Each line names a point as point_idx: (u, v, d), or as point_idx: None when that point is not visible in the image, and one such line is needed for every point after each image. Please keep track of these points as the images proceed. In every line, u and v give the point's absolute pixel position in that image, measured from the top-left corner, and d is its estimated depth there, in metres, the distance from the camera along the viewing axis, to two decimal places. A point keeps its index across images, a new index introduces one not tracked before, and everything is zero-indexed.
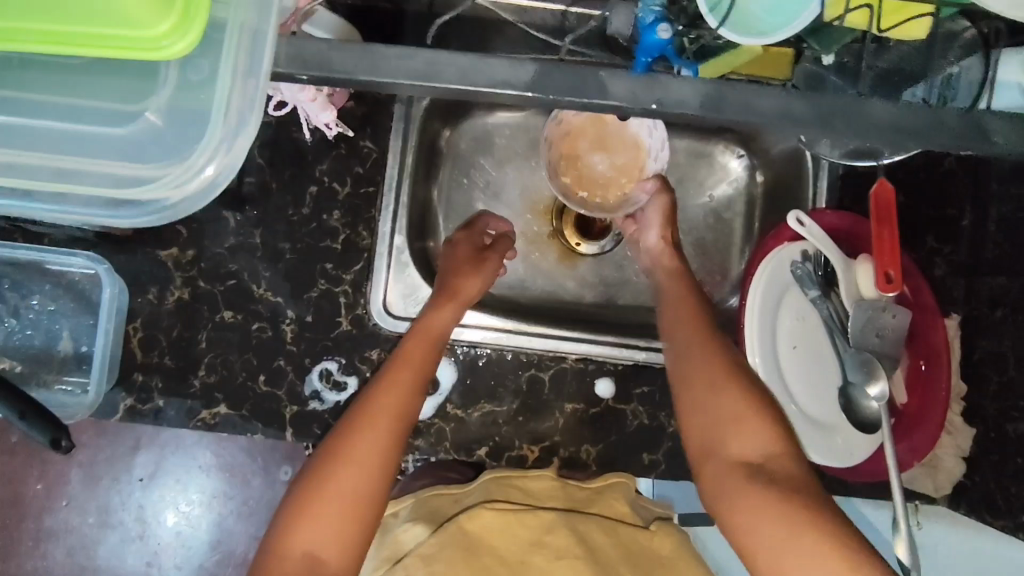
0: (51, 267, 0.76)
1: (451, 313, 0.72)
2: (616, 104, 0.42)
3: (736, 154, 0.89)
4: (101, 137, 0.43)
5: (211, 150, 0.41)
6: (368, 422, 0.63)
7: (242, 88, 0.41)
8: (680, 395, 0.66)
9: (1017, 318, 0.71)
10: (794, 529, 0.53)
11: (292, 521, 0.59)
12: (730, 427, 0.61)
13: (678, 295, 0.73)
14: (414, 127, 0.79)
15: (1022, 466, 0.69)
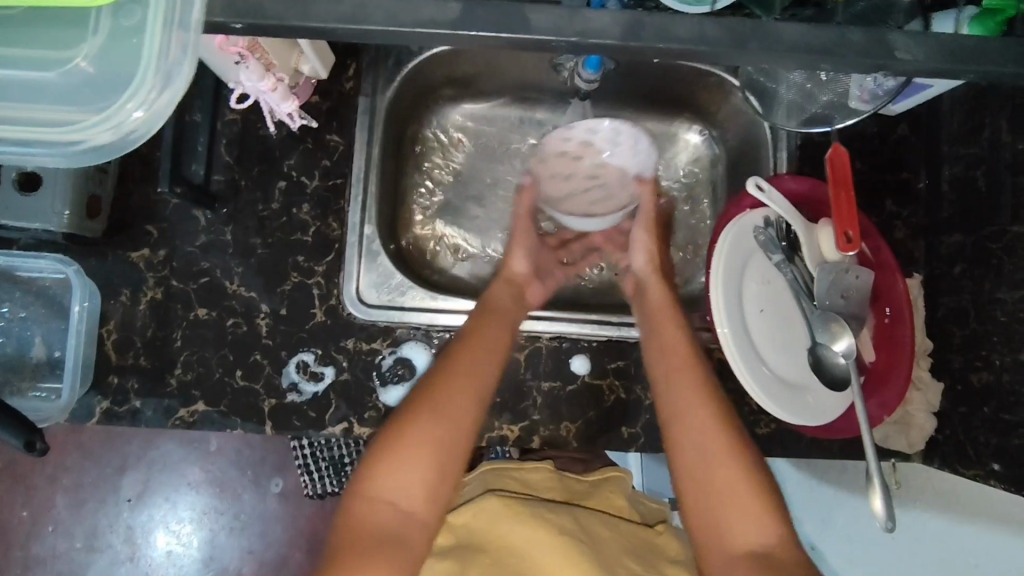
0: (20, 274, 0.76)
1: (508, 290, 0.79)
2: (540, 38, 0.38)
3: (695, 129, 0.92)
4: (23, 82, 0.40)
5: (139, 94, 0.39)
6: (459, 377, 0.65)
7: (173, 40, 0.39)
8: (680, 472, 0.64)
9: (976, 272, 0.73)
10: None
11: (381, 464, 0.60)
12: (732, 513, 0.60)
13: (672, 350, 0.71)
14: (380, 120, 0.80)
15: (988, 415, 0.71)
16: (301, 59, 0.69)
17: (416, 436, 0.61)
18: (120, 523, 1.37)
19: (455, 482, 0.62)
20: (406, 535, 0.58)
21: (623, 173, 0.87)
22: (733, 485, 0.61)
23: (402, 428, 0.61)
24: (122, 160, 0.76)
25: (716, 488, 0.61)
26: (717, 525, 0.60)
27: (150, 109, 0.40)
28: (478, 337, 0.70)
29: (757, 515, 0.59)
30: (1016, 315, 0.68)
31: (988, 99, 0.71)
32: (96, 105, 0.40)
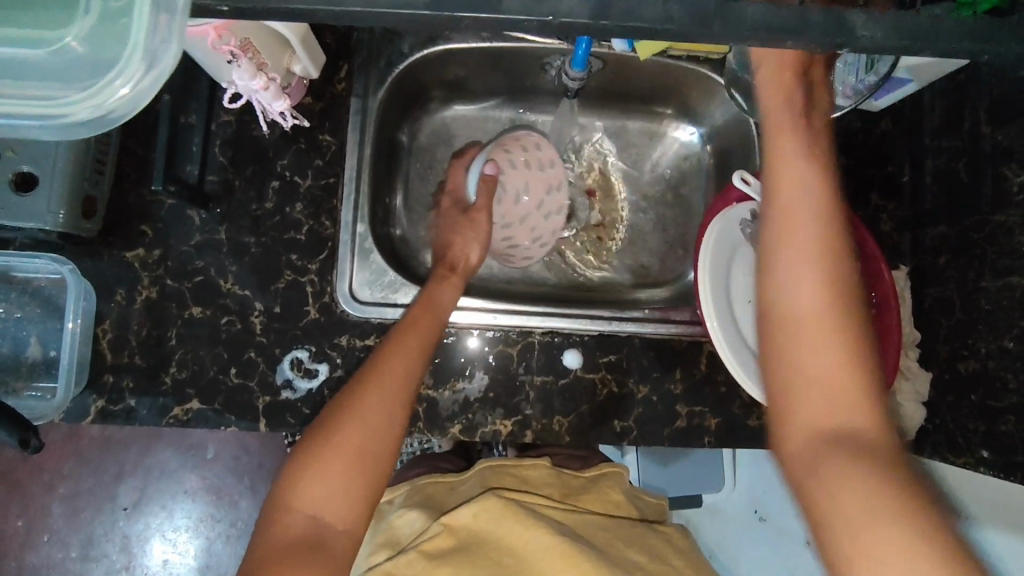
0: (17, 274, 0.76)
1: (452, 289, 0.77)
2: (514, 19, 0.34)
3: (682, 127, 0.94)
4: (12, 62, 0.39)
5: (124, 69, 0.36)
6: (377, 387, 0.65)
7: (162, 22, 0.36)
8: (777, 331, 0.52)
9: (960, 261, 0.74)
10: (867, 512, 0.44)
11: (295, 478, 0.60)
12: (822, 377, 0.49)
13: (794, 225, 0.52)
14: (372, 120, 0.81)
15: (975, 403, 0.72)
16: (292, 59, 0.71)
17: (330, 449, 0.61)
18: (116, 531, 1.37)
19: (374, 493, 0.62)
20: (325, 543, 0.58)
21: (545, 207, 0.85)
22: (829, 358, 0.49)
23: (319, 441, 0.61)
24: (117, 161, 0.77)
25: (804, 336, 0.50)
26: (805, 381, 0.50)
27: (134, 90, 0.37)
28: (402, 344, 0.68)
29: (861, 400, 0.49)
30: (1000, 302, 0.69)
31: (967, 92, 0.73)
32: (79, 82, 0.38)
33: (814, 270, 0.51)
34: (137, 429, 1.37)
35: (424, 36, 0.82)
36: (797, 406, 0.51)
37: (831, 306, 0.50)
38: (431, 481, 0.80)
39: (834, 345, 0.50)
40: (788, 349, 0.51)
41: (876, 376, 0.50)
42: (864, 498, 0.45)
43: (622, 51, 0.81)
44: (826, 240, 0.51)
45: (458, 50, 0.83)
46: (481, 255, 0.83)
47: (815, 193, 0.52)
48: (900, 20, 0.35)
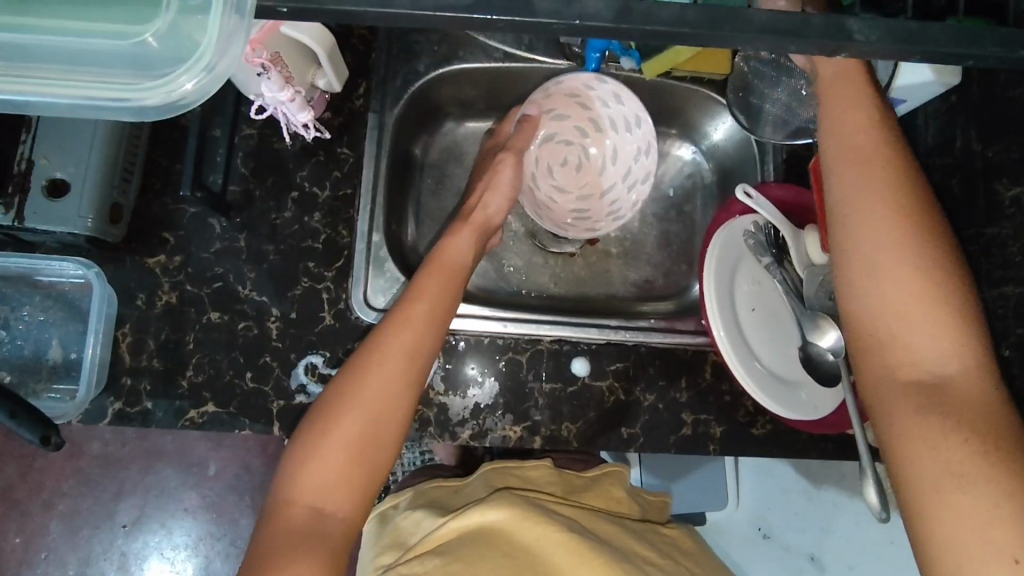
0: (41, 279, 0.79)
1: (466, 239, 0.78)
2: (543, 22, 0.38)
3: (686, 145, 0.98)
4: (94, 50, 0.43)
5: (191, 66, 0.41)
6: (383, 359, 0.65)
7: (230, 24, 0.40)
8: (841, 286, 0.55)
9: None
10: (954, 455, 0.47)
11: (301, 458, 0.62)
12: (891, 330, 0.52)
13: (865, 194, 0.54)
14: (388, 135, 0.85)
15: None
16: (318, 73, 0.74)
17: (335, 431, 0.62)
18: (114, 550, 1.36)
19: (377, 470, 0.64)
20: (325, 529, 0.60)
21: (633, 175, 0.89)
22: (888, 324, 0.52)
23: (326, 419, 0.63)
24: (144, 171, 0.80)
25: (879, 306, 0.53)
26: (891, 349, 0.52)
27: (202, 82, 0.41)
28: (407, 313, 0.68)
29: (953, 350, 0.50)
30: (996, 312, 0.71)
31: (959, 111, 0.76)
32: (151, 72, 0.42)
33: (886, 235, 0.53)
34: (139, 445, 1.37)
35: (439, 56, 0.86)
36: (869, 374, 0.54)
37: (905, 265, 0.52)
38: (435, 486, 0.81)
39: (902, 309, 0.52)
40: (855, 325, 0.54)
41: (955, 319, 0.51)
42: (934, 445, 0.48)
43: (629, 71, 0.86)
44: (895, 201, 0.54)
45: (472, 70, 0.87)
46: (502, 206, 0.83)
47: (863, 174, 0.55)
48: (895, 26, 0.39)
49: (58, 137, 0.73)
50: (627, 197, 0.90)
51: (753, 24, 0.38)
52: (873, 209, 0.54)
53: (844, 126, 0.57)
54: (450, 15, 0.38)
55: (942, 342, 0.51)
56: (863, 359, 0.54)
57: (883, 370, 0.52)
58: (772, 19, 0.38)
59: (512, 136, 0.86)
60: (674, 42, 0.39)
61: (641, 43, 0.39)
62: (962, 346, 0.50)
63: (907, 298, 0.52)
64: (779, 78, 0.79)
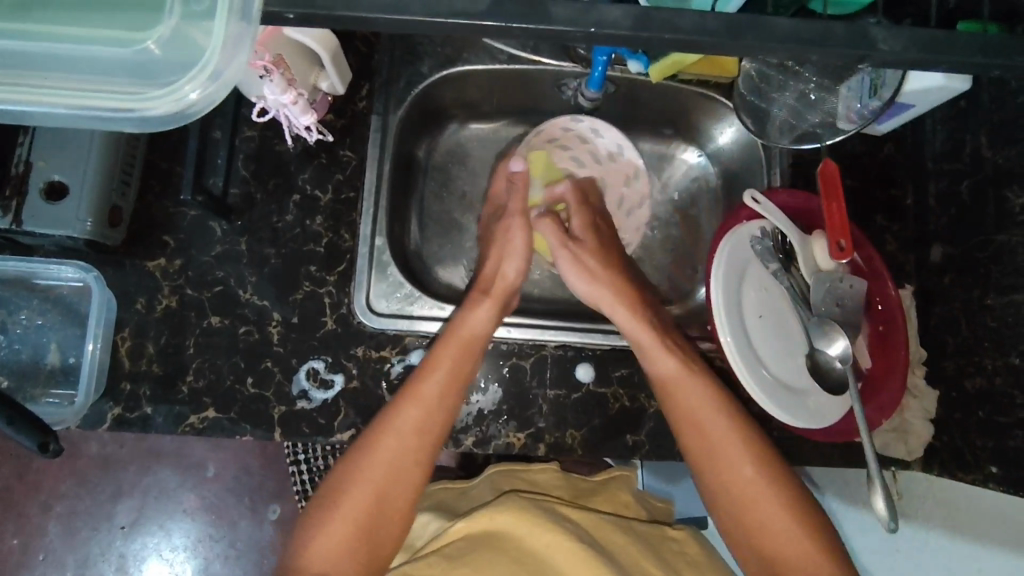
0: (39, 282, 0.78)
1: (486, 309, 0.75)
2: (559, 29, 0.37)
3: (692, 149, 0.97)
4: (100, 59, 0.42)
5: (196, 74, 0.40)
6: (389, 448, 0.67)
7: (234, 29, 0.39)
8: (746, 526, 0.69)
9: (965, 282, 0.77)
10: None
11: (310, 530, 0.65)
12: (783, 551, 0.66)
13: (721, 434, 0.71)
14: (391, 138, 0.84)
15: (983, 419, 0.73)
16: (320, 76, 0.73)
17: (342, 506, 0.65)
18: (112, 551, 1.35)
19: (382, 548, 0.66)
20: None
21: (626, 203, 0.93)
22: (784, 533, 0.67)
23: (335, 497, 0.66)
24: (144, 173, 0.79)
25: (739, 480, 0.70)
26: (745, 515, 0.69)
27: (206, 90, 0.40)
28: (419, 391, 0.69)
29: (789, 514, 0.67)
30: (1005, 319, 0.71)
31: (970, 116, 0.75)
32: (155, 81, 0.41)
33: (767, 487, 0.69)
34: (138, 447, 1.36)
35: (443, 57, 0.85)
36: None
37: (768, 487, 0.69)
38: (442, 488, 0.82)
39: (796, 528, 0.67)
40: (750, 530, 0.68)
41: (822, 527, 0.67)
42: None
43: (634, 74, 0.84)
44: (772, 479, 0.69)
45: (477, 72, 0.86)
46: (520, 271, 0.81)
47: (753, 463, 0.70)
48: (918, 36, 0.38)
49: (56, 139, 0.72)
50: (627, 224, 0.94)
51: (773, 32, 0.37)
52: (713, 418, 0.72)
53: (655, 349, 0.75)
54: (462, 21, 0.37)
55: (781, 508, 0.68)
56: (766, 553, 0.67)
57: None
58: (793, 28, 0.38)
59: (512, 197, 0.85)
60: (692, 50, 0.38)
61: (660, 50, 0.38)
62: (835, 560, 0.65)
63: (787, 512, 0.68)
64: (787, 82, 0.80)
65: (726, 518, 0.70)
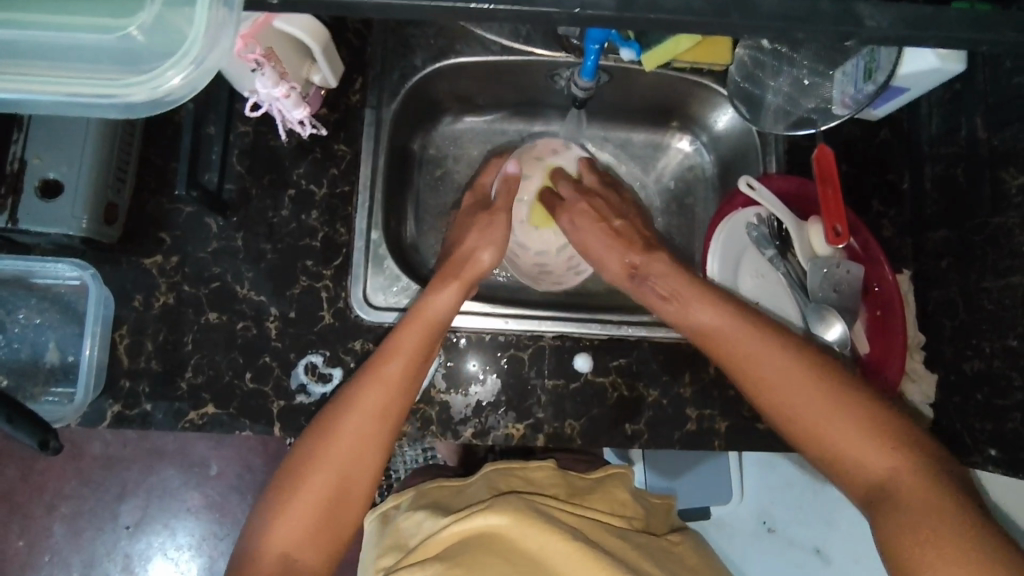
0: (37, 281, 0.78)
1: (451, 292, 0.74)
2: (544, 11, 0.37)
3: (686, 138, 0.97)
4: (81, 46, 0.42)
5: (181, 60, 0.40)
6: (348, 427, 0.66)
7: (220, 15, 0.40)
8: (792, 424, 0.63)
9: (962, 265, 0.76)
10: (920, 515, 0.55)
11: (267, 514, 0.64)
12: (837, 443, 0.61)
13: (734, 342, 0.68)
14: (385, 131, 0.84)
15: (982, 402, 0.73)
16: (312, 69, 0.73)
17: (302, 489, 0.64)
18: (117, 551, 1.35)
19: (344, 529, 0.66)
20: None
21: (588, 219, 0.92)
22: (830, 426, 0.61)
23: (293, 480, 0.65)
24: (139, 170, 0.79)
25: (815, 422, 0.62)
26: (837, 458, 0.61)
27: (190, 77, 0.41)
28: (382, 373, 0.68)
29: (881, 454, 0.59)
30: (1003, 301, 0.70)
31: (964, 98, 0.75)
32: (141, 67, 0.41)
33: (806, 387, 0.63)
34: (141, 446, 1.37)
35: (436, 50, 0.85)
36: (851, 474, 0.60)
37: (810, 385, 0.63)
38: (436, 486, 0.81)
39: (839, 422, 0.61)
40: (798, 426, 0.63)
41: (877, 418, 0.61)
42: (905, 522, 0.56)
43: (628, 62, 0.83)
44: (806, 378, 0.63)
45: (470, 64, 0.86)
46: (495, 259, 0.80)
47: (777, 368, 0.64)
48: (908, 12, 0.38)
49: (49, 138, 0.72)
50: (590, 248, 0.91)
51: (760, 10, 0.37)
52: (772, 359, 0.65)
53: (689, 308, 0.72)
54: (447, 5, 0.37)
55: (874, 446, 0.59)
56: (811, 447, 0.62)
57: (857, 486, 0.60)
58: (781, 6, 0.38)
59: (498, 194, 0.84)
60: (679, 29, 0.38)
61: (648, 30, 0.38)
62: (887, 455, 0.59)
63: (828, 403, 0.62)
64: (782, 67, 0.79)
65: (772, 416, 0.65)
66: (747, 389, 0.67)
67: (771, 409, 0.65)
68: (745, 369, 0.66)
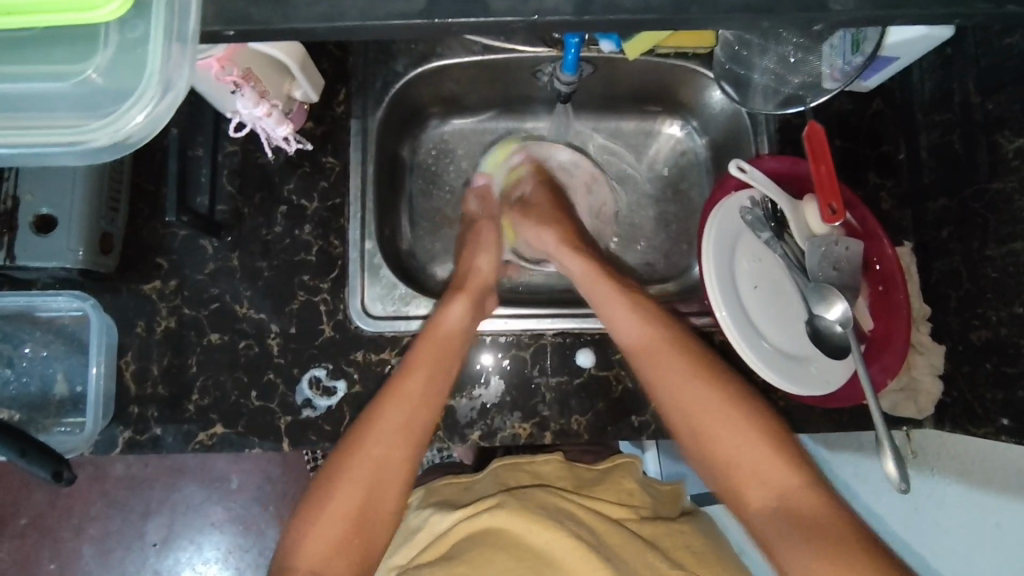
0: (41, 314, 0.79)
1: (460, 307, 0.76)
2: (502, 21, 0.39)
3: (676, 123, 0.96)
4: (44, 94, 0.43)
5: (139, 100, 0.41)
6: (376, 441, 0.67)
7: (174, 51, 0.40)
8: (681, 428, 0.71)
9: (963, 234, 0.75)
10: (804, 509, 0.62)
11: (301, 526, 0.65)
12: (737, 450, 0.67)
13: (649, 339, 0.74)
14: (372, 140, 0.83)
15: (991, 371, 0.71)
16: (292, 85, 0.74)
17: (332, 503, 0.65)
18: (148, 568, 1.37)
19: (377, 541, 0.66)
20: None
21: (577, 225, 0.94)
22: (726, 426, 0.69)
23: (323, 492, 0.66)
24: (131, 199, 0.80)
25: (735, 453, 0.67)
26: (743, 482, 0.66)
27: (153, 113, 0.41)
28: (404, 387, 0.69)
29: (786, 476, 0.65)
30: (1006, 269, 0.69)
31: (955, 64, 0.73)
32: (101, 110, 0.42)
33: (709, 394, 0.70)
34: (162, 465, 1.39)
35: (417, 55, 0.84)
36: (749, 489, 0.66)
37: (711, 389, 0.71)
38: (448, 482, 0.81)
39: (727, 415, 0.69)
40: (696, 424, 0.70)
41: (765, 421, 0.68)
42: (772, 494, 0.65)
43: (610, 53, 0.82)
44: (699, 391, 0.71)
45: (451, 66, 0.85)
46: (493, 266, 0.85)
47: (680, 367, 0.72)
48: None
49: (40, 173, 0.73)
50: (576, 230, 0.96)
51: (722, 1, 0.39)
52: (699, 394, 0.70)
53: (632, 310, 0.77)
54: (404, 23, 0.39)
55: (781, 467, 0.65)
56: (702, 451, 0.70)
57: (753, 497, 0.66)
58: None
59: (475, 208, 0.91)
60: (644, 24, 0.39)
61: (608, 30, 0.40)
62: (791, 470, 0.65)
63: (720, 404, 0.70)
64: (766, 45, 0.76)
65: (671, 429, 0.72)
66: (681, 434, 0.71)
67: (676, 417, 0.71)
68: (649, 387, 0.73)
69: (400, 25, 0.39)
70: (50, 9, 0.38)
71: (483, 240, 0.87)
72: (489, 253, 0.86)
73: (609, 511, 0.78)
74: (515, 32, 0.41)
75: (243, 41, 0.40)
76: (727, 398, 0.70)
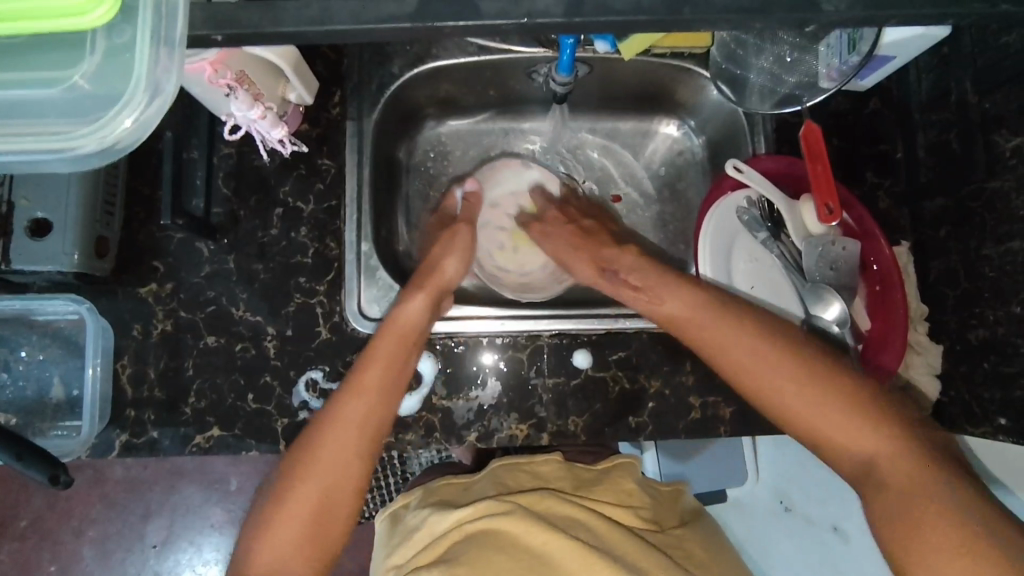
0: (37, 317, 0.79)
1: (420, 301, 0.76)
2: (493, 23, 0.39)
3: (673, 123, 0.96)
4: (32, 102, 0.43)
5: (127, 105, 0.41)
6: (330, 438, 0.65)
7: (161, 56, 0.40)
8: (754, 393, 0.64)
9: (961, 233, 0.75)
10: (904, 479, 0.54)
11: (256, 528, 0.63)
12: (817, 415, 0.59)
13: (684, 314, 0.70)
14: (368, 142, 0.83)
15: (988, 371, 0.71)
16: (287, 87, 0.74)
17: (288, 501, 0.63)
18: (147, 570, 1.37)
19: (335, 542, 0.64)
20: None
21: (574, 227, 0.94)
22: (804, 391, 0.61)
23: (280, 491, 0.64)
24: (127, 202, 0.80)
25: (815, 419, 0.60)
26: (826, 448, 0.59)
27: (141, 118, 0.41)
28: (361, 380, 0.68)
29: (873, 440, 0.57)
30: (1003, 268, 0.69)
31: (951, 63, 0.73)
32: (90, 116, 0.42)
33: (774, 356, 0.63)
34: (161, 467, 1.39)
35: (412, 56, 0.84)
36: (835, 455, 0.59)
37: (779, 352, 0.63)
38: (445, 484, 0.81)
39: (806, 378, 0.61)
40: (762, 390, 0.63)
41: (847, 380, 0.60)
42: (862, 460, 0.57)
43: (605, 53, 0.82)
44: (770, 354, 0.64)
45: (447, 67, 0.85)
46: (459, 269, 0.82)
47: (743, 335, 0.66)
48: None
49: (35, 177, 0.73)
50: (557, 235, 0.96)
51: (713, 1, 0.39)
52: (765, 361, 0.63)
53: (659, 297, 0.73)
54: (394, 26, 0.39)
55: (869, 431, 0.57)
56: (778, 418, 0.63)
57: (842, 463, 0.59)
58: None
59: (461, 210, 0.89)
60: (634, 25, 0.39)
61: (599, 32, 0.40)
62: (881, 433, 0.57)
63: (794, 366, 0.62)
64: (763, 46, 0.77)
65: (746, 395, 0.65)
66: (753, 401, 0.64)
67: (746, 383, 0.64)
68: (710, 358, 0.68)
69: (390, 28, 0.39)
70: (36, 15, 0.38)
71: (446, 244, 0.84)
72: (453, 255, 0.83)
73: (607, 510, 0.78)
74: (507, 34, 0.40)
75: (233, 45, 0.40)
76: (796, 358, 0.63)
